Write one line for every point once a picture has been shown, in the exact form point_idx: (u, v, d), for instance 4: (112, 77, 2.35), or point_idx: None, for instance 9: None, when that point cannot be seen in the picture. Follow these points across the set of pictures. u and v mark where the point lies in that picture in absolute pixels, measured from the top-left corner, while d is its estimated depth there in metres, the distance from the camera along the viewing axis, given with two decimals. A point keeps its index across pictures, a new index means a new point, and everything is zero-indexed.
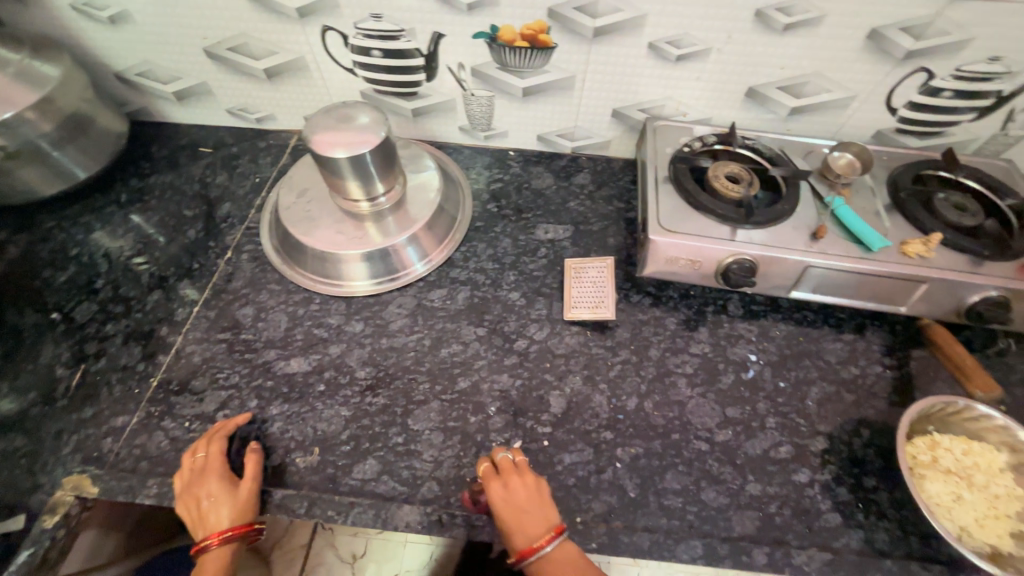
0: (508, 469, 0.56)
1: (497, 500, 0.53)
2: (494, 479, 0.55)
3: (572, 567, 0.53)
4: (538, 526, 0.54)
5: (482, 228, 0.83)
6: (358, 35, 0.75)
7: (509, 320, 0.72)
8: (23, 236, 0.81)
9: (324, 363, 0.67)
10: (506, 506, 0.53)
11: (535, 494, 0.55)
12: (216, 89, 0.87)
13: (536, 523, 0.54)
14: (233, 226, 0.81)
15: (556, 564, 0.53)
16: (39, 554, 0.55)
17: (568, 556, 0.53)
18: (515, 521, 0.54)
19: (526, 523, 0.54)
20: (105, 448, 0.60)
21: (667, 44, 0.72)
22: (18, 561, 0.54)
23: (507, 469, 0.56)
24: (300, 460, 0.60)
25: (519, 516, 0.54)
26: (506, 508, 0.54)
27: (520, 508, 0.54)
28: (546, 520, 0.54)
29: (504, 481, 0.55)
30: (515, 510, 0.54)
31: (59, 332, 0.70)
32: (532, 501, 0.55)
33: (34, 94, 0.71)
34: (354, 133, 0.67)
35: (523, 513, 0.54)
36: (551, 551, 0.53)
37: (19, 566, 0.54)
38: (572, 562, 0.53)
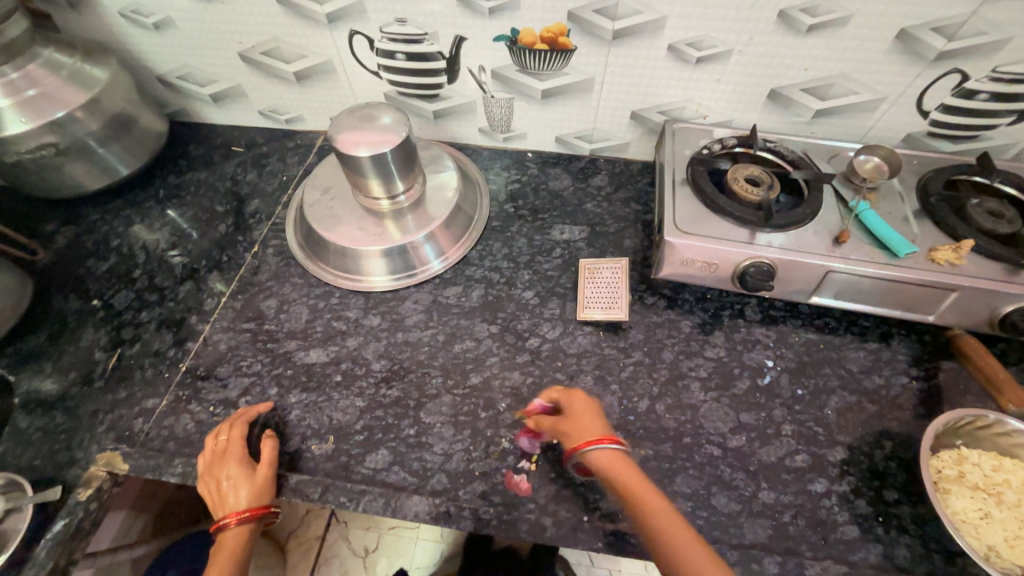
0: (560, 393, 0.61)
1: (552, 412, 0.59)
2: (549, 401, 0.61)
3: (629, 470, 0.52)
4: (595, 427, 0.56)
5: (499, 228, 0.84)
6: (383, 39, 0.78)
7: (522, 318, 0.73)
8: (70, 228, 0.86)
9: (342, 355, 0.69)
10: (569, 409, 0.58)
11: (593, 408, 0.59)
12: (249, 91, 0.91)
13: (594, 423, 0.56)
14: (260, 222, 0.85)
15: (610, 464, 0.52)
16: (72, 524, 0.58)
17: (625, 461, 0.53)
18: (572, 420, 0.57)
19: (584, 422, 0.56)
20: (136, 428, 0.64)
21: (688, 46, 0.72)
22: (55, 529, 0.57)
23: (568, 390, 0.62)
24: (316, 448, 0.62)
25: (577, 417, 0.57)
26: (566, 411, 0.58)
27: (580, 413, 0.58)
28: (603, 426, 0.56)
29: (565, 397, 0.60)
30: (575, 413, 0.58)
31: (99, 318, 0.75)
32: (592, 411, 0.58)
33: (84, 95, 0.76)
34: (376, 133, 0.69)
35: (583, 415, 0.57)
36: (610, 447, 0.53)
37: (55, 534, 0.57)
38: (629, 466, 0.52)
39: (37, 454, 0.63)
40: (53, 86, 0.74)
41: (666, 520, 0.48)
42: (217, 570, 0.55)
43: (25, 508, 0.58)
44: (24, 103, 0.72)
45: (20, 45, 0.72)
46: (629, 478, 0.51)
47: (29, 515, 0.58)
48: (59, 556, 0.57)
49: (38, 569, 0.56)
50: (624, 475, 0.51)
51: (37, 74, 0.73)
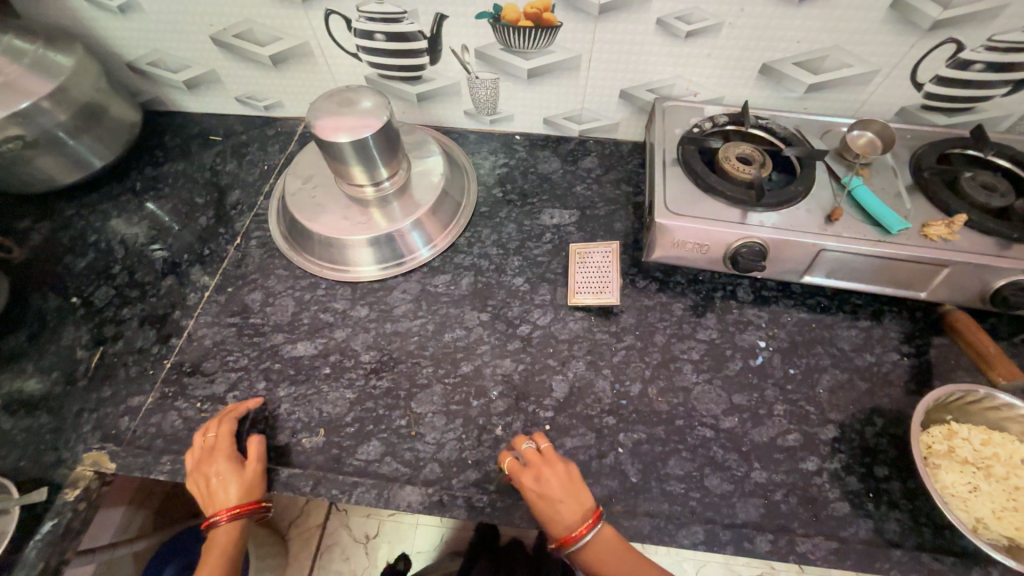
0: (534, 460, 0.55)
1: (529, 491, 0.54)
2: (524, 472, 0.54)
3: (609, 550, 0.53)
4: (575, 513, 0.53)
5: (487, 213, 0.82)
6: (361, 18, 0.75)
7: (513, 305, 0.72)
8: (45, 224, 0.83)
9: (330, 347, 0.68)
10: (548, 494, 0.53)
11: (571, 481, 0.54)
12: (225, 77, 0.88)
13: (572, 510, 0.53)
14: (242, 213, 0.83)
15: (594, 550, 0.53)
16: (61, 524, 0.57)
17: (606, 542, 0.53)
18: (550, 509, 0.53)
19: (563, 510, 0.53)
20: (122, 426, 0.63)
21: (677, 20, 0.70)
22: (42, 531, 0.57)
23: (539, 459, 0.55)
24: (306, 441, 0.61)
25: (554, 503, 0.53)
26: (543, 496, 0.53)
27: (560, 498, 0.53)
28: (585, 508, 0.53)
29: (535, 468, 0.54)
30: (552, 497, 0.53)
31: (80, 316, 0.73)
32: (570, 488, 0.54)
33: (49, 84, 0.73)
34: (356, 118, 0.67)
35: (560, 500, 0.53)
36: (594, 536, 0.53)
37: (43, 535, 0.57)
38: (609, 546, 0.53)
39: (22, 455, 0.62)
40: (15, 76, 0.71)
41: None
42: (213, 564, 0.55)
43: (12, 510, 0.57)
44: None
45: None
46: (609, 559, 0.53)
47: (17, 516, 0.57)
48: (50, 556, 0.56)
49: (28, 570, 0.55)
50: (606, 560, 0.53)
51: None
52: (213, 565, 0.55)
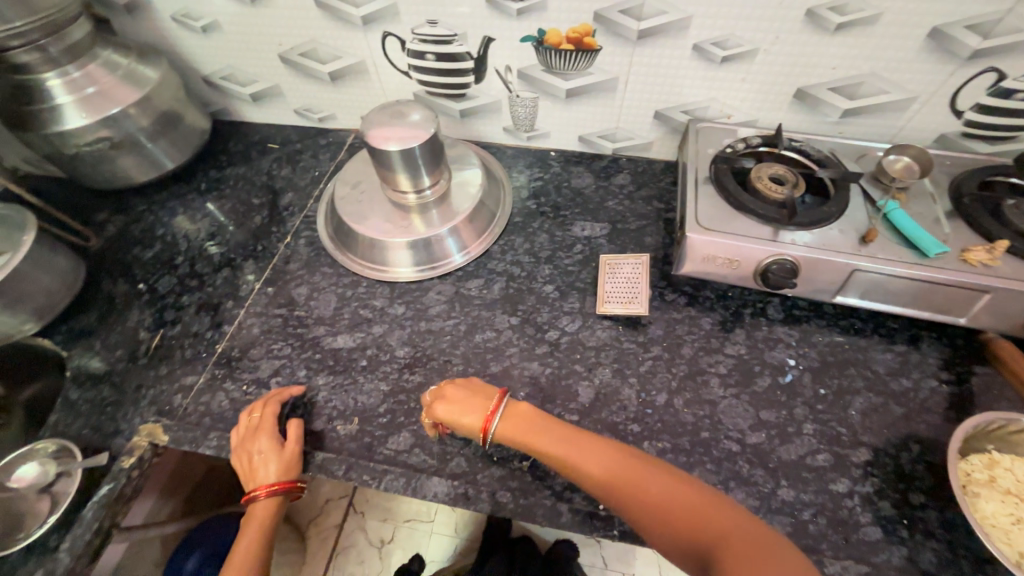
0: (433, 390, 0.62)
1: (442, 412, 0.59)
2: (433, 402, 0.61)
3: (527, 420, 0.57)
4: (481, 402, 0.59)
5: (520, 223, 0.86)
6: (415, 40, 0.81)
7: (542, 311, 0.74)
8: (119, 217, 0.92)
9: (367, 341, 0.72)
10: (450, 402, 0.59)
11: (466, 385, 0.61)
12: (287, 91, 0.96)
13: (477, 403, 0.59)
14: (293, 214, 0.89)
15: (516, 426, 0.56)
16: (116, 489, 0.61)
17: (519, 416, 0.57)
18: (462, 411, 0.58)
19: (472, 406, 0.58)
20: (176, 403, 0.67)
21: (713, 46, 0.73)
22: (99, 493, 0.61)
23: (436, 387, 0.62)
24: (341, 428, 0.64)
25: (464, 406, 0.59)
26: (450, 405, 0.59)
27: (465, 396, 0.60)
28: (483, 398, 0.59)
29: (434, 397, 0.61)
30: (459, 402, 0.59)
31: (144, 301, 0.79)
32: (469, 390, 0.61)
33: (137, 92, 0.82)
34: (406, 129, 0.72)
35: (467, 400, 0.59)
36: (503, 409, 0.57)
37: (100, 497, 0.61)
38: (525, 418, 0.57)
39: (86, 424, 0.67)
40: (110, 85, 0.80)
41: (604, 453, 0.52)
42: (250, 536, 0.59)
43: (74, 473, 0.62)
44: (83, 99, 0.78)
45: (81, 47, 0.78)
46: (537, 431, 0.55)
47: (78, 479, 0.62)
48: (104, 518, 0.60)
49: (83, 529, 0.59)
50: (532, 432, 0.55)
51: (96, 73, 0.79)
52: (251, 537, 0.59)
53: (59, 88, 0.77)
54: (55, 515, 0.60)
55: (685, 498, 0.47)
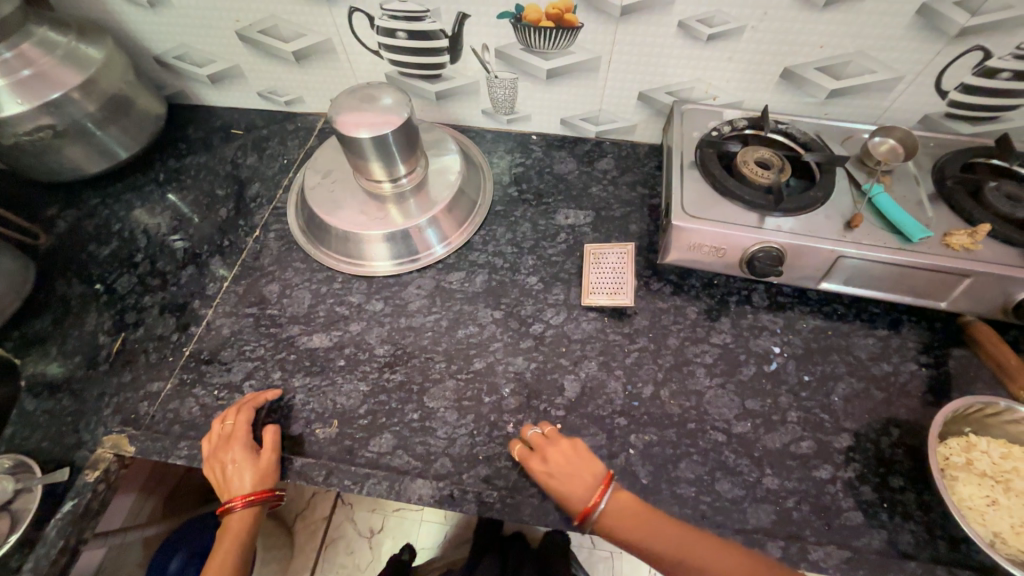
0: (540, 444, 0.57)
1: (539, 474, 0.55)
2: (532, 457, 0.56)
3: (633, 514, 0.52)
4: (585, 484, 0.54)
5: (502, 212, 0.83)
6: (384, 16, 0.76)
7: (526, 304, 0.72)
8: (71, 212, 0.85)
9: (345, 340, 0.69)
10: (556, 470, 0.55)
11: (574, 453, 0.56)
12: (248, 72, 0.89)
13: (582, 485, 0.54)
14: (261, 206, 0.84)
15: (618, 521, 0.52)
16: (81, 505, 0.57)
17: (623, 505, 0.53)
18: (563, 484, 0.54)
19: (574, 484, 0.54)
20: (142, 411, 0.64)
21: (698, 23, 0.70)
22: (63, 510, 0.57)
23: (543, 437, 0.58)
24: (320, 432, 0.62)
25: (565, 479, 0.54)
26: (550, 472, 0.55)
27: (569, 470, 0.55)
28: (593, 480, 0.54)
29: (540, 451, 0.56)
30: (561, 473, 0.55)
31: (102, 302, 0.74)
32: (576, 461, 0.55)
33: (80, 75, 0.75)
34: (377, 114, 0.68)
35: (571, 474, 0.54)
36: (609, 496, 0.53)
37: (63, 514, 0.57)
38: (632, 513, 0.52)
39: (45, 436, 0.63)
40: (48, 67, 0.73)
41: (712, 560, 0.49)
42: (227, 546, 0.57)
43: (35, 489, 0.59)
44: (19, 83, 0.71)
45: (12, 23, 0.70)
46: (643, 526, 0.51)
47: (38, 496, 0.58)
48: (69, 535, 0.57)
49: (48, 547, 0.56)
50: (638, 531, 0.51)
51: (31, 53, 0.72)
52: (226, 551, 0.57)
53: None
54: (17, 534, 0.57)
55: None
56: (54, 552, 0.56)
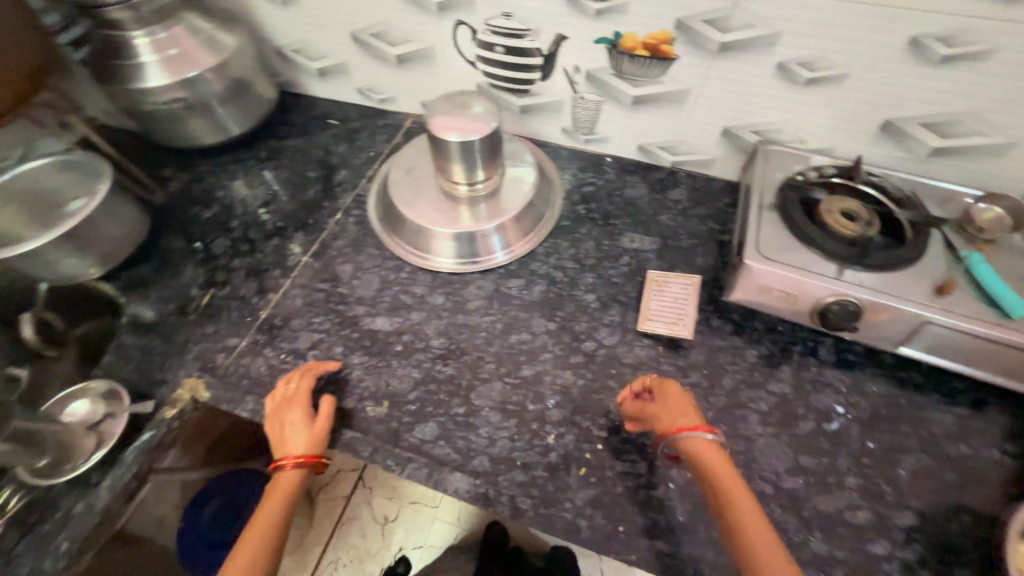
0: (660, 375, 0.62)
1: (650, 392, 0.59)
2: (651, 380, 0.61)
3: (721, 465, 0.52)
4: (685, 415, 0.56)
5: (568, 227, 0.84)
6: (487, 31, 0.80)
7: (581, 320, 0.73)
8: (184, 175, 0.95)
9: (404, 327, 0.73)
10: (662, 395, 0.58)
11: (682, 391, 0.59)
12: (353, 70, 0.97)
13: (684, 413, 0.56)
14: (345, 191, 0.91)
15: (699, 456, 0.53)
16: (157, 437, 0.62)
17: (719, 456, 0.53)
18: (661, 407, 0.58)
19: (674, 410, 0.57)
20: (218, 361, 0.70)
21: (799, 66, 0.69)
22: (141, 440, 0.62)
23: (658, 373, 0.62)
24: (370, 409, 0.65)
25: (670, 405, 0.57)
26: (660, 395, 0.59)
27: (673, 400, 0.58)
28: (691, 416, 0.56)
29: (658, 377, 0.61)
30: (669, 401, 0.58)
31: (198, 259, 0.82)
32: (681, 398, 0.58)
33: (214, 58, 0.85)
34: (469, 121, 0.72)
35: (675, 403, 0.58)
36: (702, 440, 0.54)
37: (141, 443, 0.62)
38: (717, 461, 0.52)
39: (134, 369, 0.70)
40: (190, 48, 0.83)
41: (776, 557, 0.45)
42: (273, 502, 0.59)
43: (120, 415, 0.63)
44: (165, 60, 0.82)
45: (168, 11, 0.81)
46: (732, 482, 0.50)
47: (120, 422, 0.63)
48: (143, 463, 0.61)
49: (124, 469, 0.60)
50: (717, 471, 0.51)
51: (180, 35, 0.82)
52: (271, 507, 0.59)
53: (146, 47, 0.81)
54: (99, 453, 0.61)
55: None
56: (128, 475, 0.60)
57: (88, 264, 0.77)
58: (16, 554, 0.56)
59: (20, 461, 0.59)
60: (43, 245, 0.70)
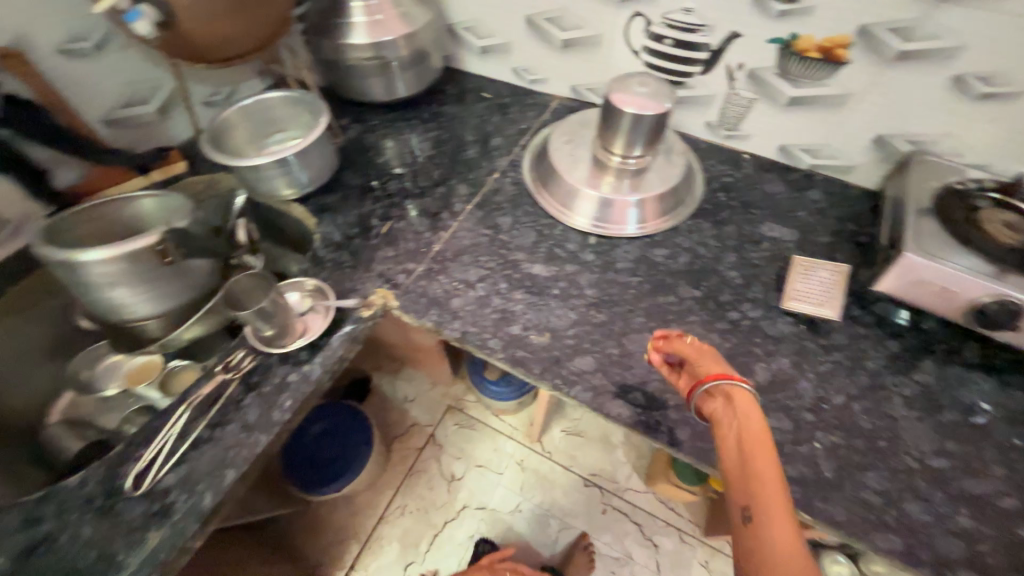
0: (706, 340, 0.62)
1: (691, 342, 0.61)
2: (692, 340, 0.62)
3: (752, 432, 0.51)
4: (720, 376, 0.56)
5: (709, 210, 0.90)
6: (661, 24, 0.88)
7: (725, 292, 0.78)
8: (358, 126, 1.08)
9: (561, 274, 0.80)
10: (695, 350, 0.60)
11: (722, 359, 0.59)
12: (516, 50, 1.08)
13: (718, 370, 0.57)
14: (501, 155, 1.00)
15: (721, 410, 0.55)
16: (356, 332, 0.73)
17: (751, 417, 0.52)
18: (699, 360, 0.59)
19: (707, 364, 0.58)
20: (399, 280, 0.80)
21: (976, 80, 0.72)
22: (344, 331, 0.73)
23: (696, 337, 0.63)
24: (535, 337, 0.73)
25: (705, 358, 0.59)
26: (694, 349, 0.61)
27: (706, 358, 0.59)
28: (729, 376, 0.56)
29: (702, 343, 0.61)
30: (702, 353, 0.60)
31: (375, 195, 0.94)
32: (717, 363, 0.58)
33: (408, 28, 0.97)
34: (645, 98, 0.80)
35: (709, 362, 0.58)
36: (739, 394, 0.54)
37: (344, 334, 0.73)
38: (754, 430, 0.51)
39: (328, 277, 0.81)
40: (391, 16, 0.95)
41: (776, 506, 0.46)
42: None
43: (324, 311, 0.74)
44: (372, 24, 0.94)
45: None
46: (755, 448, 0.50)
47: (324, 317, 0.74)
48: (346, 350, 0.72)
49: (331, 353, 0.71)
50: (732, 428, 0.52)
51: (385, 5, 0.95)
52: None
53: (360, 10, 0.94)
54: (298, 342, 0.71)
55: (780, 547, 0.43)
56: (334, 358, 0.71)
57: (290, 190, 0.89)
58: (245, 405, 0.66)
59: (251, 322, 0.69)
60: (266, 164, 0.84)
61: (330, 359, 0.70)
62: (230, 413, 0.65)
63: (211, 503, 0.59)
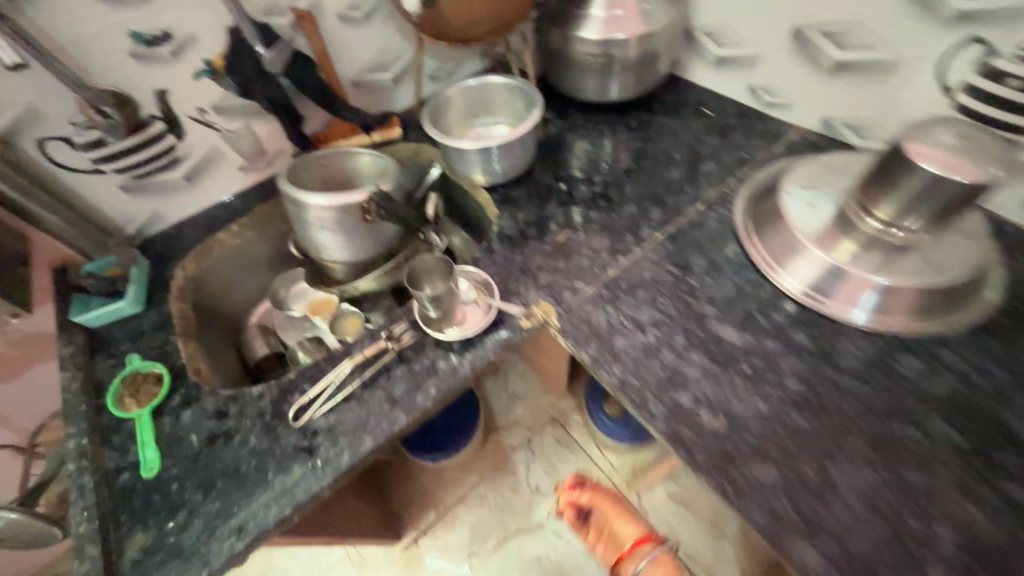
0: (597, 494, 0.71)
1: (598, 501, 0.70)
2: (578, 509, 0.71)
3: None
4: (630, 531, 0.66)
5: (1000, 325, 0.65)
6: (1013, 58, 0.64)
7: (1006, 451, 0.56)
8: (560, 121, 1.04)
9: (756, 349, 0.66)
10: (608, 513, 0.68)
11: (620, 510, 0.69)
12: (762, 67, 0.93)
13: (626, 522, 0.67)
14: (710, 185, 0.87)
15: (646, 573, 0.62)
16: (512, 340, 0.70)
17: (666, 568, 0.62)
18: (603, 519, 0.69)
19: (624, 528, 0.67)
20: (565, 297, 0.74)
21: None
22: (499, 335, 0.71)
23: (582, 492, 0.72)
24: (706, 417, 0.61)
25: (614, 523, 0.68)
26: (608, 510, 0.69)
27: (616, 519, 0.68)
28: (636, 531, 0.66)
29: (598, 502, 0.70)
30: (610, 518, 0.68)
31: (560, 199, 0.89)
32: (625, 520, 0.68)
33: (645, 28, 0.89)
34: (960, 154, 0.57)
35: (619, 527, 0.67)
36: (656, 554, 0.63)
37: (499, 339, 0.70)
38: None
39: (497, 272, 0.79)
40: (631, 13, 0.88)
41: None
42: None
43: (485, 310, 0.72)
44: (609, 20, 0.88)
45: None
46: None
47: (485, 316, 0.71)
48: (497, 355, 0.70)
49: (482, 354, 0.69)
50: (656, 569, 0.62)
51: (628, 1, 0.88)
52: None
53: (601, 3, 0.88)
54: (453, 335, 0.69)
55: None
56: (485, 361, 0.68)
57: (482, 175, 0.88)
58: (396, 377, 0.68)
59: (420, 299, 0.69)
60: (468, 149, 0.84)
61: (481, 360, 0.69)
62: (382, 380, 0.68)
63: (348, 462, 0.62)
